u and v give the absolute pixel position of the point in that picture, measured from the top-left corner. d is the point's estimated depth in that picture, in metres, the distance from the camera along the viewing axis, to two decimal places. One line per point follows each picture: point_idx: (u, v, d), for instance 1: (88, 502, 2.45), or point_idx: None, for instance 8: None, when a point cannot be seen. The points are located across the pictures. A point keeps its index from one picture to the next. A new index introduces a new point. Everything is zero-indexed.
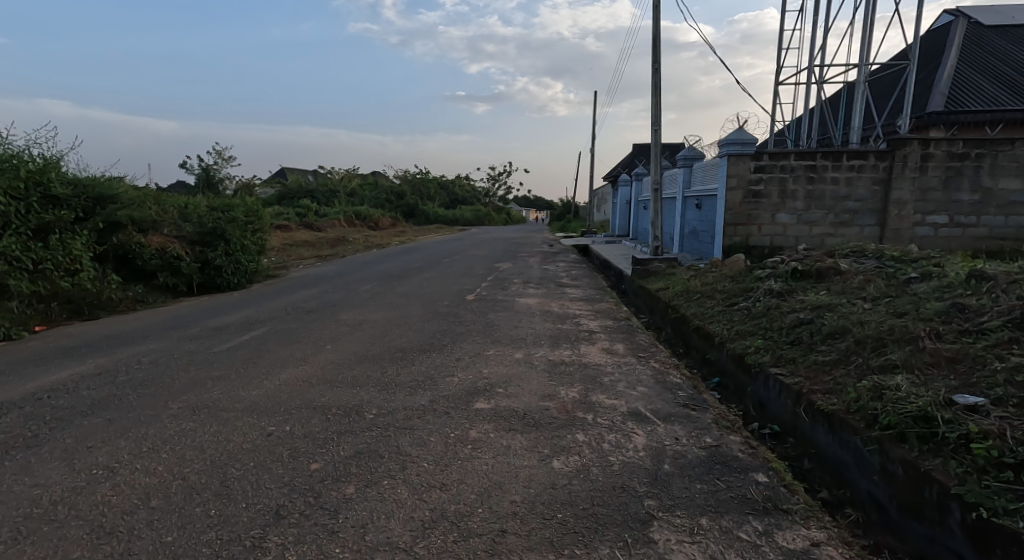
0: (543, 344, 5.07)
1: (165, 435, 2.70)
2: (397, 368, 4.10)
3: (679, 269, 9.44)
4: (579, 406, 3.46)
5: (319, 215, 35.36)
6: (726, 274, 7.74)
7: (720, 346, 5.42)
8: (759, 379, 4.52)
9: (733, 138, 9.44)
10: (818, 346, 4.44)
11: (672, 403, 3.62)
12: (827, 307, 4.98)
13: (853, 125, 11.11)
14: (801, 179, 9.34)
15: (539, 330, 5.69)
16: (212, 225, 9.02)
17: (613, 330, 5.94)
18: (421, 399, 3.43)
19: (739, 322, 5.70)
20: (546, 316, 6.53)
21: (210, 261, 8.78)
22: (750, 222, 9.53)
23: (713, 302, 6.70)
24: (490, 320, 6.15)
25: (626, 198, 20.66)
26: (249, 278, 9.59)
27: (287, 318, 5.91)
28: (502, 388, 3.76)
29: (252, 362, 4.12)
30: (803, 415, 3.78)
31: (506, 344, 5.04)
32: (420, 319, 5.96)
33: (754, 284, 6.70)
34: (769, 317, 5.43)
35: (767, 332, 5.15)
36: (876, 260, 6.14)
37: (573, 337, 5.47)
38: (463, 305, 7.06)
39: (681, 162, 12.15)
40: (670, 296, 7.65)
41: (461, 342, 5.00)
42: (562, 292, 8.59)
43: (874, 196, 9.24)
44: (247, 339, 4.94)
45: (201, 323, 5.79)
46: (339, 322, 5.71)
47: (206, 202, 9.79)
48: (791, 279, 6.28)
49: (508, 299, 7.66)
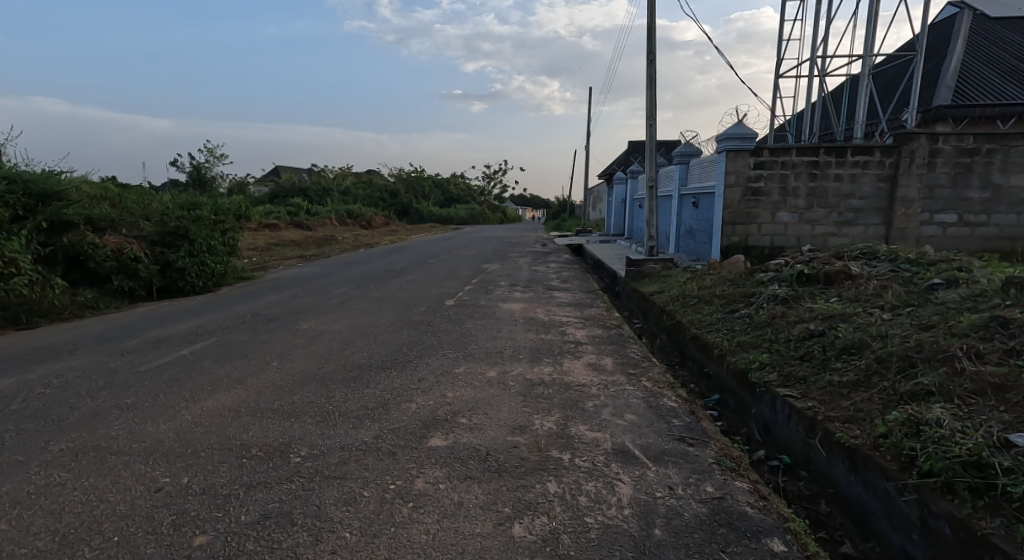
0: (521, 359, 4.51)
1: (21, 497, 2.15)
2: (345, 391, 3.54)
3: (675, 271, 8.89)
4: (553, 441, 2.91)
5: (311, 214, 34.71)
6: (725, 277, 7.19)
7: (720, 359, 4.87)
8: (765, 399, 3.99)
9: (732, 133, 8.81)
10: (832, 363, 3.90)
11: (665, 436, 3.07)
12: (841, 318, 4.44)
13: (857, 119, 10.59)
14: (803, 176, 8.80)
15: (519, 342, 5.13)
16: (175, 225, 8.44)
17: (601, 340, 5.38)
18: (363, 434, 2.87)
19: (741, 332, 5.15)
20: (529, 324, 5.96)
21: (171, 263, 8.20)
22: (749, 221, 8.99)
23: (712, 308, 6.14)
24: (466, 329, 5.58)
25: (621, 197, 20.10)
26: (217, 280, 8.99)
27: (241, 328, 5.34)
28: (465, 416, 3.19)
29: (177, 384, 3.55)
30: (818, 446, 3.24)
31: (480, 359, 4.48)
32: (388, 329, 5.40)
33: (756, 288, 6.15)
34: (774, 327, 4.88)
35: (772, 344, 4.61)
36: (890, 264, 5.59)
37: (557, 350, 4.90)
38: (440, 311, 6.48)
39: (677, 159, 11.66)
40: (665, 301, 7.09)
41: (428, 357, 4.44)
42: (550, 295, 8.03)
43: (880, 193, 8.71)
44: (185, 354, 4.37)
45: (143, 335, 5.19)
46: (297, 333, 5.15)
47: (171, 200, 9.21)
48: (797, 284, 5.73)
49: (491, 305, 7.08)
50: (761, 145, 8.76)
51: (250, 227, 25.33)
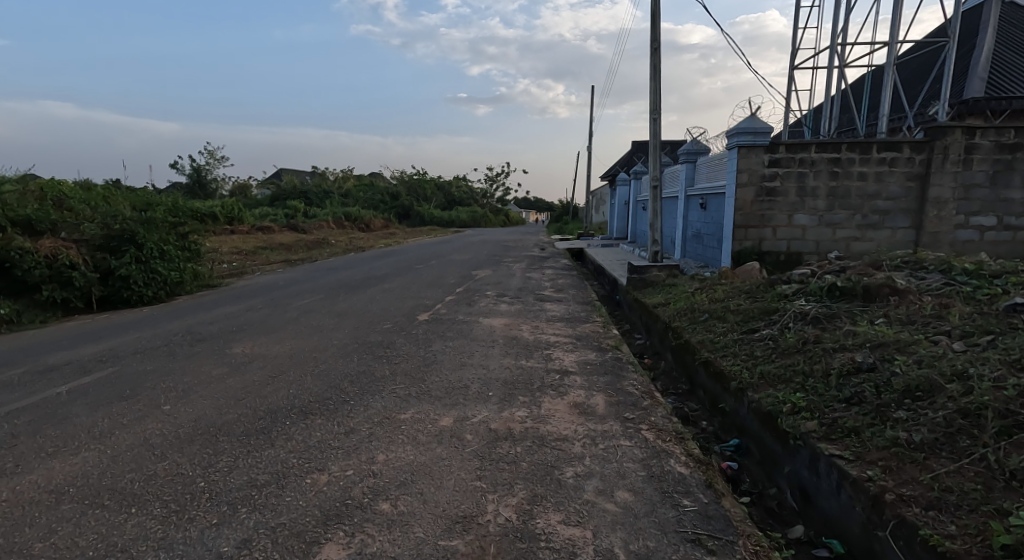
0: (488, 398, 3.56)
1: None
2: (235, 453, 2.59)
3: (682, 280, 7.94)
4: (506, 549, 1.98)
5: (308, 217, 33.87)
6: (739, 288, 6.23)
7: (740, 395, 3.95)
8: (804, 456, 3.08)
9: (744, 126, 7.85)
10: (893, 413, 2.96)
11: (669, 535, 2.14)
12: (896, 348, 3.50)
13: (882, 112, 9.60)
14: (822, 174, 7.84)
15: (492, 372, 4.19)
16: (121, 227, 7.47)
17: (593, 368, 4.43)
18: (222, 540, 1.94)
19: (764, 360, 4.20)
20: (510, 346, 5.03)
21: (115, 270, 7.31)
22: (763, 224, 8.04)
23: (726, 326, 5.18)
24: (432, 353, 4.65)
25: (625, 198, 19.17)
26: (172, 289, 8.11)
27: (159, 353, 4.43)
28: (389, 500, 2.26)
29: (10, 443, 2.62)
30: (886, 539, 2.33)
31: (436, 398, 3.55)
32: (337, 354, 4.49)
33: (778, 303, 5.19)
34: (806, 354, 3.93)
35: (806, 380, 3.66)
36: (941, 277, 4.62)
37: (536, 384, 3.96)
38: (408, 329, 5.55)
39: (683, 156, 10.70)
40: (671, 315, 6.14)
41: (370, 397, 3.50)
42: (540, 308, 7.09)
43: (909, 194, 7.74)
44: (60, 392, 3.42)
45: (35, 361, 4.26)
46: (224, 360, 4.24)
47: (125, 201, 8.37)
48: (828, 299, 4.78)
49: (470, 320, 6.15)
50: (777, 140, 7.79)
51: (244, 230, 24.74)
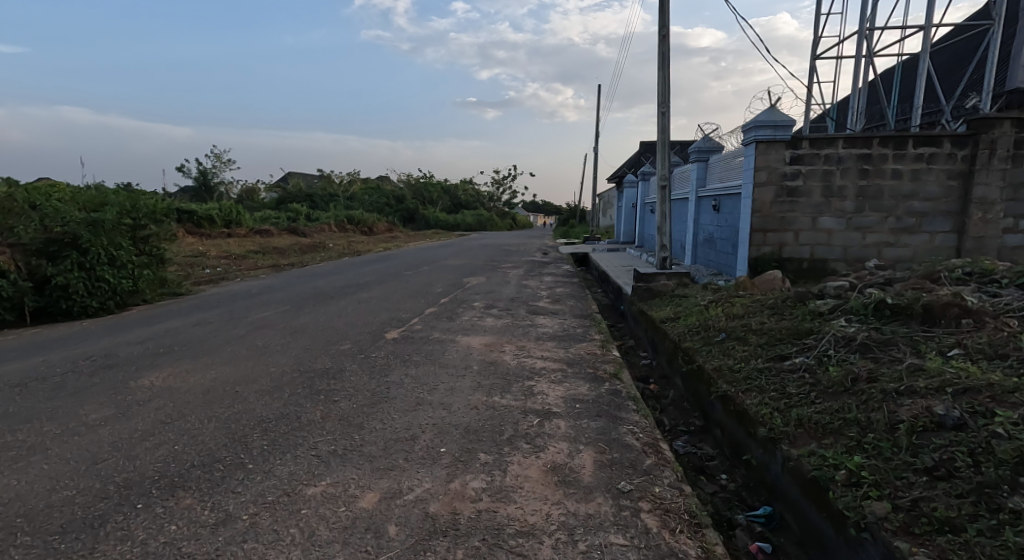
0: (438, 459, 2.68)
1: None
2: None
3: (693, 290, 7.01)
4: None
5: (310, 220, 33.14)
6: (761, 303, 5.28)
7: (773, 448, 3.02)
8: (871, 555, 2.16)
9: (763, 118, 6.92)
10: (1007, 500, 2.05)
11: None
12: (990, 398, 2.56)
13: (916, 103, 8.59)
14: (851, 172, 6.87)
15: (453, 415, 3.28)
16: (61, 230, 6.83)
17: (584, 408, 3.52)
18: None
19: (801, 399, 3.27)
20: (484, 375, 4.13)
21: (52, 279, 6.72)
22: (784, 228, 7.09)
23: (748, 350, 4.24)
24: (384, 386, 3.76)
25: (633, 200, 18.22)
26: (121, 299, 7.47)
27: (46, 386, 3.62)
28: None
29: None
30: None
31: (367, 458, 2.66)
32: (264, 389, 3.61)
33: (812, 322, 4.24)
34: (859, 397, 3.00)
35: (864, 433, 2.73)
36: (1018, 295, 3.65)
37: (506, 433, 3.06)
38: (367, 351, 4.68)
39: (694, 155, 9.73)
40: (681, 334, 5.21)
41: (277, 458, 2.62)
42: (531, 323, 6.17)
43: (950, 194, 6.76)
44: None
45: None
46: (117, 397, 3.39)
47: (75, 200, 7.71)
48: (875, 320, 3.84)
49: (445, 339, 5.24)
50: (801, 134, 6.84)
51: (240, 233, 24.02)
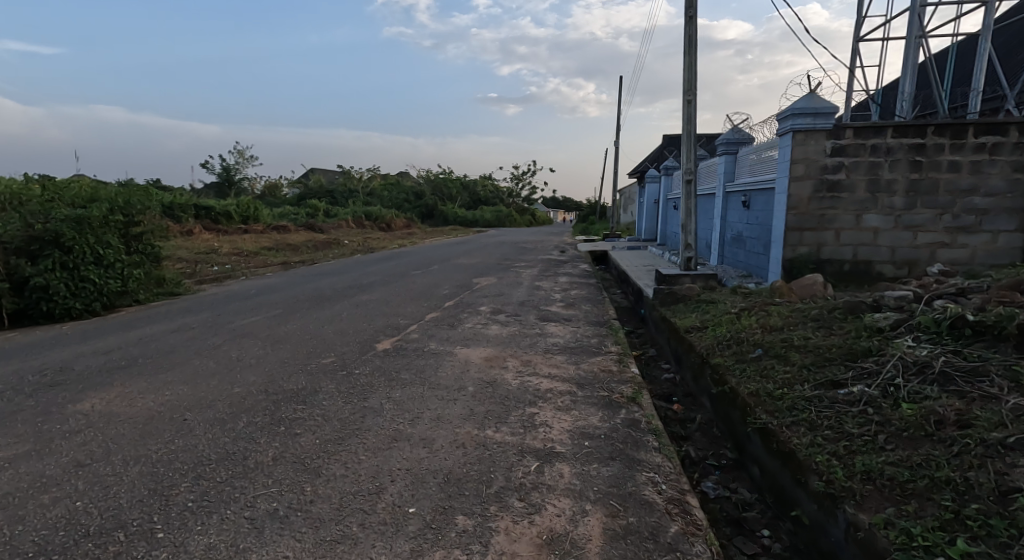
0: (402, 527, 2.09)
1: None
2: None
3: (721, 295, 6.33)
4: None
5: (326, 216, 32.76)
6: (803, 313, 4.57)
7: (833, 509, 2.38)
8: None
9: (800, 106, 6.16)
10: None
11: None
12: None
13: (976, 87, 7.74)
14: (901, 165, 6.10)
15: (433, 455, 2.70)
16: (44, 228, 6.41)
17: (594, 446, 2.90)
18: None
19: (868, 442, 2.61)
20: (476, 399, 3.53)
21: (30, 280, 6.31)
22: (824, 226, 6.35)
23: (793, 371, 3.56)
24: (359, 414, 3.18)
25: (656, 197, 17.43)
26: (110, 300, 7.04)
27: None
28: None
29: None
30: None
31: (313, 523, 2.09)
32: (217, 417, 3.05)
33: (870, 340, 3.55)
34: (951, 449, 2.33)
35: (963, 503, 2.08)
36: None
37: (495, 482, 2.46)
38: (350, 367, 4.11)
39: (722, 147, 8.99)
40: (710, 347, 4.54)
41: (201, 522, 2.06)
42: (541, 332, 5.54)
43: (1016, 188, 5.95)
44: None
45: None
46: (42, 428, 2.86)
47: (64, 195, 7.28)
48: (952, 342, 3.14)
49: (441, 352, 4.66)
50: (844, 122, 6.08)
51: (255, 230, 23.63)
